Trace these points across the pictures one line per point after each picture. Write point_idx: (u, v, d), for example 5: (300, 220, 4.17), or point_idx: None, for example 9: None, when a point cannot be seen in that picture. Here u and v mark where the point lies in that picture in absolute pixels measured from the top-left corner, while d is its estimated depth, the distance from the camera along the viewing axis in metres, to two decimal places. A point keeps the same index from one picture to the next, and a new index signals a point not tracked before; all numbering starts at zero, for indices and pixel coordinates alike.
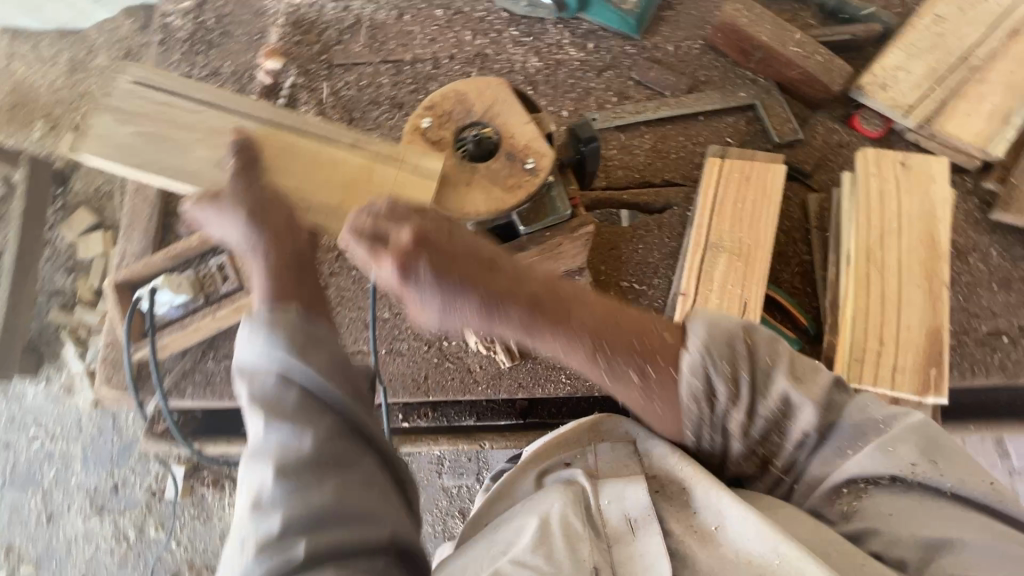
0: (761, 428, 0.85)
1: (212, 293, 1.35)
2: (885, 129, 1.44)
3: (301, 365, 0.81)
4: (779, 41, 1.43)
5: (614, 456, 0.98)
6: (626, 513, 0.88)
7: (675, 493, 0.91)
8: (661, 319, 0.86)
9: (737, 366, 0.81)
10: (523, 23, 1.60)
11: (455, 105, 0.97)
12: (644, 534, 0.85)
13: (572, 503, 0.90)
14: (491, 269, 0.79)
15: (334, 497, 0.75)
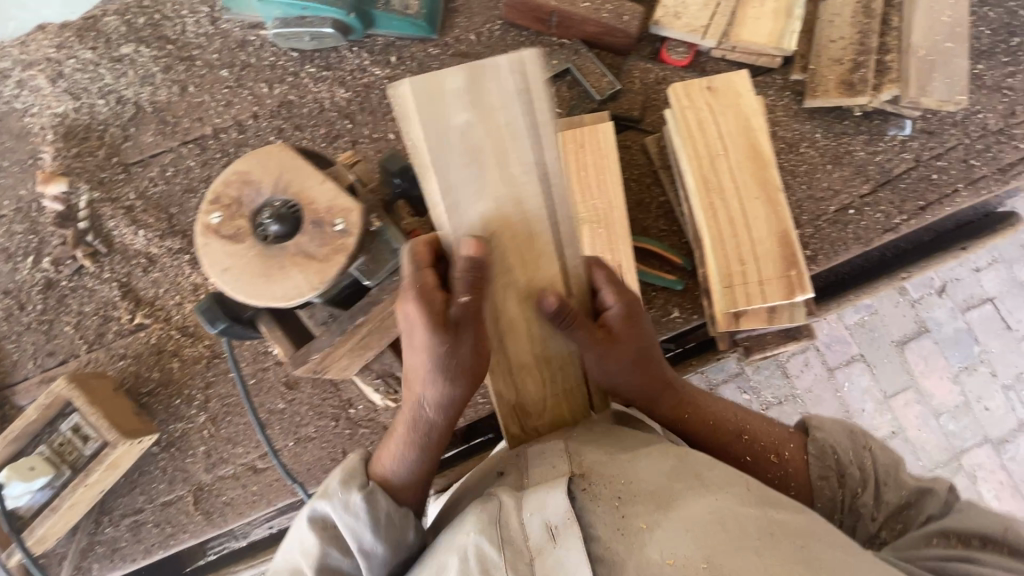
0: (867, 506, 0.98)
1: (76, 460, 1.20)
2: (692, 54, 1.47)
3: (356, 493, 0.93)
4: (567, 1, 1.42)
5: (541, 456, 0.92)
6: (546, 522, 0.79)
7: (604, 489, 0.84)
8: (784, 428, 1.10)
9: (858, 447, 1.02)
10: (317, 57, 1.50)
11: (240, 189, 0.89)
12: (562, 542, 0.77)
13: (488, 529, 0.80)
14: (626, 323, 0.94)
15: None
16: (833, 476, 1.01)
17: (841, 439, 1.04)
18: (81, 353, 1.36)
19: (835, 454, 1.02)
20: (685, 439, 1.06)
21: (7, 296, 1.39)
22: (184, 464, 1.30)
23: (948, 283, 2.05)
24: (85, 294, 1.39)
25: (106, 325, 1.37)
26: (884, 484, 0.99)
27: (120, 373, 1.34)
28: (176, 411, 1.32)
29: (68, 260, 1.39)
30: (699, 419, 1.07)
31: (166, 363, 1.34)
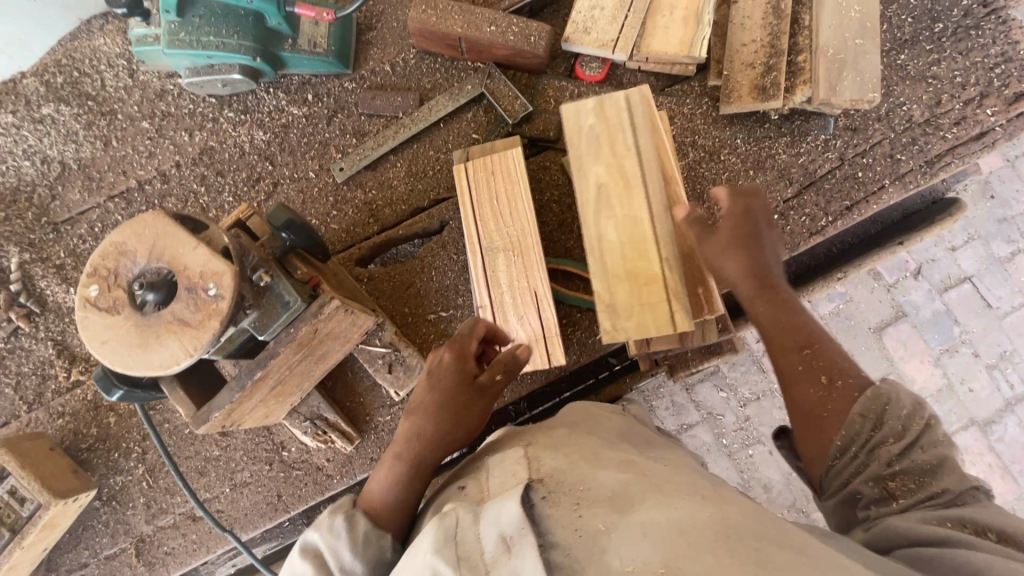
0: (888, 449, 0.85)
1: (14, 523, 1.21)
2: (607, 69, 1.45)
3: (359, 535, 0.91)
4: (473, 27, 1.40)
5: (503, 469, 0.86)
6: (501, 533, 0.66)
7: (559, 488, 0.74)
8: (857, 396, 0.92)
9: (890, 402, 0.89)
10: (235, 101, 1.51)
11: (116, 261, 0.90)
12: (517, 549, 0.63)
13: (445, 539, 0.70)
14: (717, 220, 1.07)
15: None
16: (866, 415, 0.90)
17: (908, 399, 0.89)
18: (22, 413, 1.39)
19: (882, 408, 0.89)
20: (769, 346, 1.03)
21: None
22: (124, 517, 1.32)
23: (924, 264, 1.89)
24: (22, 354, 1.42)
25: (44, 383, 1.40)
26: (923, 448, 0.85)
27: (59, 430, 1.37)
28: (114, 465, 1.34)
29: (3, 322, 1.42)
30: (773, 312, 1.01)
31: (102, 418, 1.36)
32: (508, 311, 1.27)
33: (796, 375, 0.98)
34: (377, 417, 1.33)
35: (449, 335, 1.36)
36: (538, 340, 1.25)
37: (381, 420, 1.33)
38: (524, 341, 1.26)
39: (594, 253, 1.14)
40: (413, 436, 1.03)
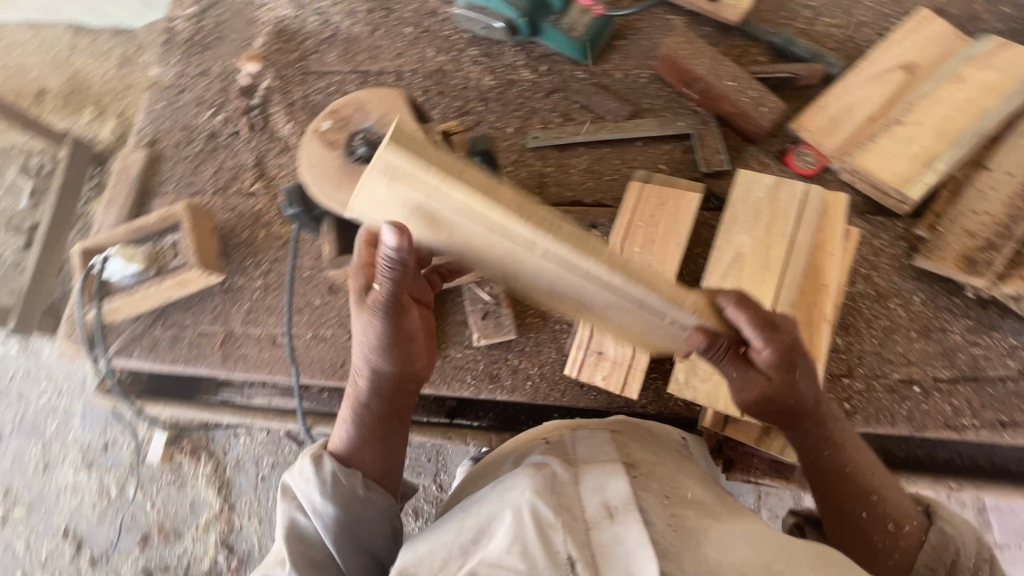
0: None
1: (163, 266, 1.49)
2: (819, 167, 1.44)
3: (333, 518, 1.05)
4: (716, 74, 1.47)
5: (592, 445, 1.08)
6: (607, 502, 0.89)
7: (652, 488, 0.97)
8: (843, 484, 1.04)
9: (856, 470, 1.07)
10: (484, 43, 1.70)
11: (354, 112, 1.08)
12: (622, 520, 0.85)
13: (546, 480, 0.94)
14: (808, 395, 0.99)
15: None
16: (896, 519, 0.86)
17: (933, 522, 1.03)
18: (206, 193, 1.67)
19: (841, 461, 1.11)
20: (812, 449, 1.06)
21: (185, 130, 1.75)
22: (229, 310, 1.55)
23: None
24: (231, 152, 1.70)
25: (232, 180, 1.67)
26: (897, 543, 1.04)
27: (223, 220, 1.63)
28: (244, 268, 1.57)
29: (234, 122, 1.73)
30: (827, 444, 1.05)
31: (257, 228, 1.61)
32: None
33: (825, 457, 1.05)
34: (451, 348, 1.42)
35: (546, 318, 1.42)
36: (622, 365, 1.28)
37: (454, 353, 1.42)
38: (608, 360, 1.29)
39: None
40: (385, 402, 1.14)
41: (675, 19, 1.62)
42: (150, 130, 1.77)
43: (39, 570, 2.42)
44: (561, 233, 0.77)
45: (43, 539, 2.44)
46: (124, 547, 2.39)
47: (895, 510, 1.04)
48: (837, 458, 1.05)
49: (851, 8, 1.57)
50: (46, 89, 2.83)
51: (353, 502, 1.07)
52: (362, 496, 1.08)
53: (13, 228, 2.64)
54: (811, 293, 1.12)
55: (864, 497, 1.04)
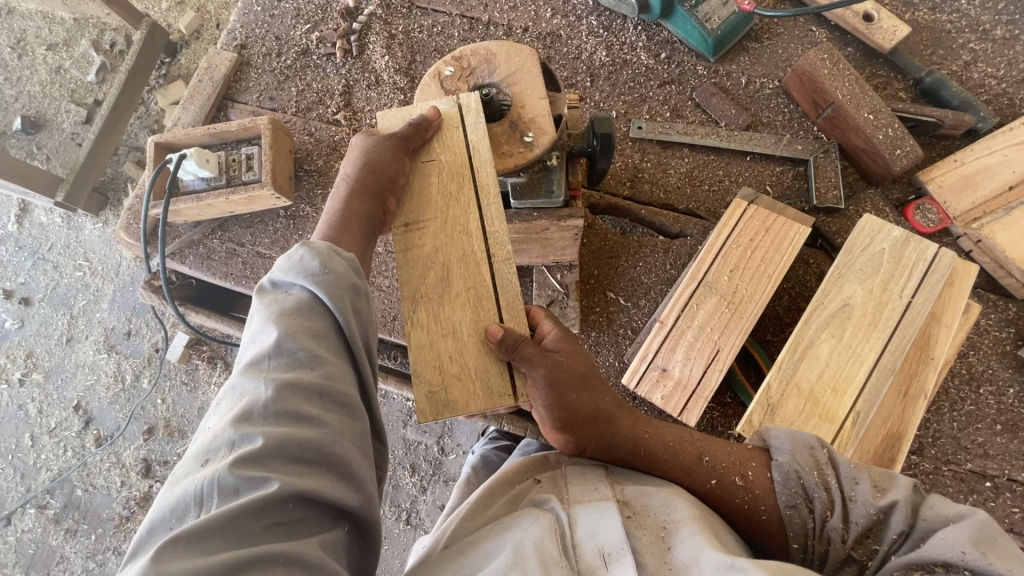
0: (837, 529, 0.79)
1: (234, 178, 1.44)
2: (939, 228, 1.32)
3: (311, 327, 0.76)
4: (854, 102, 1.33)
5: (584, 480, 0.88)
6: (601, 547, 0.75)
7: (648, 522, 0.80)
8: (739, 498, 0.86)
9: (800, 479, 0.85)
10: (605, 15, 1.58)
11: (481, 62, 0.99)
12: (620, 569, 0.71)
13: (549, 530, 0.77)
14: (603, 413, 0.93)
15: (309, 437, 0.68)
16: (802, 504, 0.84)
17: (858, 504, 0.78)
18: (287, 112, 1.61)
19: (799, 484, 0.85)
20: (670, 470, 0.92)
21: (277, 41, 1.67)
22: (290, 236, 1.51)
23: None
24: (320, 74, 1.63)
25: (316, 104, 1.61)
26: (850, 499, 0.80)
27: (300, 143, 1.57)
28: (312, 198, 1.53)
29: (329, 43, 1.64)
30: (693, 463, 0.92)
31: (332, 159, 1.55)
32: (681, 344, 1.23)
33: (708, 486, 0.89)
34: None
35: (610, 319, 1.36)
36: (684, 388, 1.20)
37: None
38: (671, 380, 1.21)
39: (794, 354, 1.04)
40: (353, 213, 0.91)
41: (819, 32, 1.49)
42: (242, 33, 1.69)
43: (45, 437, 2.47)
44: (435, 174, 0.96)
45: (54, 409, 2.49)
46: (128, 435, 2.41)
47: (766, 507, 0.86)
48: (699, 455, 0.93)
49: (1016, 61, 1.42)
50: None
51: (348, 294, 0.80)
52: (350, 299, 0.81)
53: (77, 99, 2.61)
54: (913, 364, 1.03)
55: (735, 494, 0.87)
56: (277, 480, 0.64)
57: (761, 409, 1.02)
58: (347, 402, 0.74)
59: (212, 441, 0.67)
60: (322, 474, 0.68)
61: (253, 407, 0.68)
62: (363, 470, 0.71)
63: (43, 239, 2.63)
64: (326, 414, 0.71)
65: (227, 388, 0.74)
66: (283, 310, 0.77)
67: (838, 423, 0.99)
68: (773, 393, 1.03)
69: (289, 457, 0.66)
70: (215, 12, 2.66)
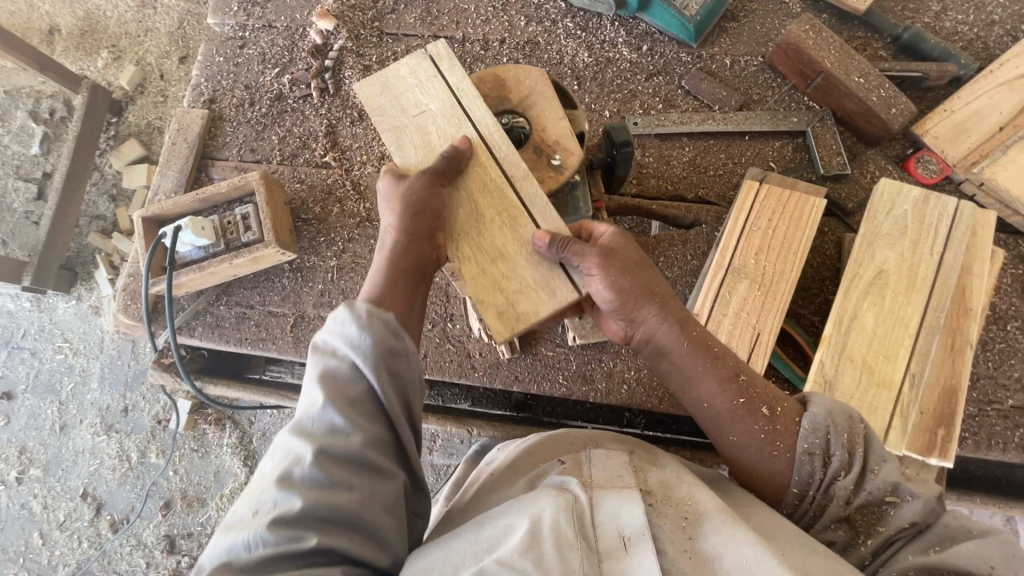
0: (846, 489, 0.81)
1: (232, 241, 1.37)
2: (941, 177, 1.36)
3: (348, 394, 0.75)
4: (843, 69, 1.35)
5: (608, 466, 0.86)
6: (622, 531, 0.73)
7: (670, 510, 0.79)
8: (763, 422, 0.87)
9: (827, 434, 0.84)
10: (579, 15, 1.57)
11: (493, 89, 0.97)
12: (640, 556, 0.71)
13: (570, 510, 0.74)
14: (658, 306, 0.93)
15: (347, 505, 0.68)
16: (820, 454, 0.83)
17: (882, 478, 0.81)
18: (272, 161, 1.55)
19: (824, 438, 0.84)
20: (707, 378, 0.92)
21: (247, 90, 1.61)
22: (300, 290, 1.45)
23: None
24: (299, 117, 1.57)
25: (301, 149, 1.55)
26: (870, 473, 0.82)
27: (293, 192, 1.51)
28: (316, 247, 1.47)
29: (303, 85, 1.58)
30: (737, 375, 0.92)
31: (329, 204, 1.50)
32: (721, 334, 1.23)
33: (739, 402, 0.90)
34: (541, 346, 1.36)
35: None
36: None
37: (545, 351, 1.35)
38: None
39: (840, 328, 1.05)
40: (397, 261, 0.87)
41: (792, 3, 1.51)
42: (208, 87, 1.62)
43: (56, 532, 2.35)
44: (430, 116, 0.95)
45: (60, 501, 2.36)
46: (146, 515, 2.31)
47: (782, 443, 0.86)
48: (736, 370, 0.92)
49: (982, 5, 1.46)
50: (58, 26, 2.58)
51: (381, 355, 0.78)
52: (386, 361, 0.78)
53: (24, 175, 2.47)
54: (954, 317, 1.06)
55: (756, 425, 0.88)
56: (314, 536, 0.66)
57: (820, 388, 1.03)
58: (381, 468, 0.73)
59: (256, 495, 0.69)
60: (354, 541, 0.69)
61: (295, 471, 0.69)
62: (392, 533, 0.72)
63: (15, 327, 2.48)
64: (361, 481, 0.71)
65: (278, 440, 0.75)
66: (325, 375, 0.76)
67: (895, 389, 1.01)
68: (828, 371, 1.04)
69: (325, 526, 0.67)
70: (156, 60, 2.51)
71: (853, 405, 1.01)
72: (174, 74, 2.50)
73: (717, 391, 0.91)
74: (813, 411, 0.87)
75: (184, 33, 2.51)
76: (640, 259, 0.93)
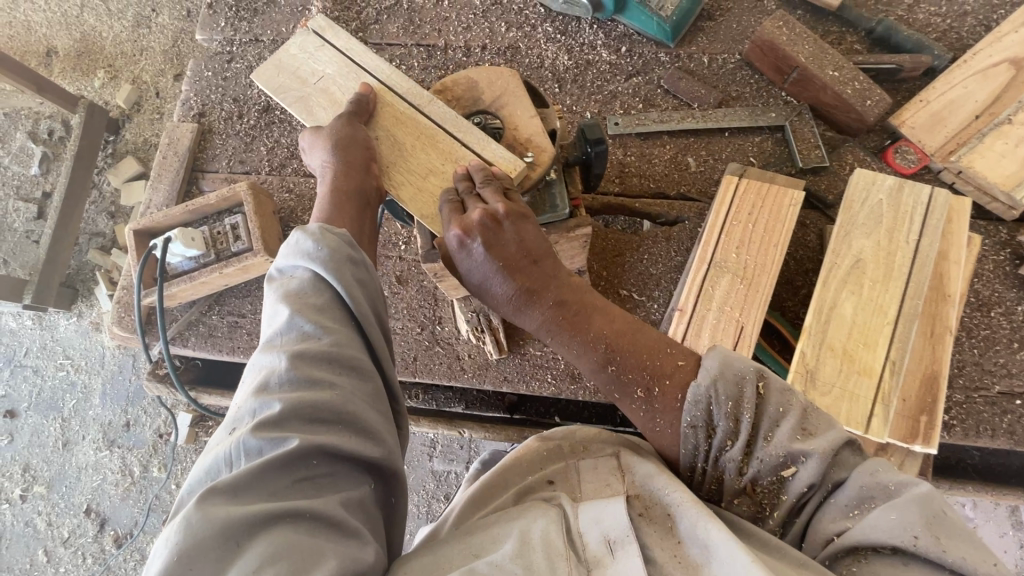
0: (734, 460, 0.79)
1: (222, 251, 1.40)
2: (920, 167, 1.37)
3: (314, 302, 0.79)
4: (817, 63, 1.37)
5: (597, 475, 0.87)
6: (606, 535, 0.75)
7: (656, 515, 0.78)
8: (636, 375, 0.87)
9: (708, 404, 0.80)
10: (559, 19, 1.59)
11: (465, 91, 1.00)
12: (625, 559, 0.71)
13: (557, 522, 0.77)
14: (532, 263, 0.89)
15: (324, 398, 0.71)
16: (703, 427, 0.81)
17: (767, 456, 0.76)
18: (262, 172, 1.57)
19: (706, 410, 0.80)
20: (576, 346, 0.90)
21: (236, 103, 1.64)
22: None
23: None
24: (287, 128, 1.60)
25: (289, 159, 1.57)
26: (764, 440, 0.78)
27: (282, 202, 1.54)
28: None
29: None
30: (613, 333, 0.89)
31: None
32: (705, 327, 1.24)
33: (613, 362, 0.88)
34: (529, 345, 1.37)
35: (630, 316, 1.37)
36: None
37: (532, 350, 1.37)
38: None
39: (820, 318, 1.06)
40: (341, 190, 0.91)
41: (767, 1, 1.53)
42: (197, 101, 1.65)
43: (60, 548, 2.37)
44: (339, 81, 1.04)
45: (64, 518, 2.38)
46: (149, 529, 2.32)
47: (664, 420, 0.85)
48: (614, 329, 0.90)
49: None
50: (54, 48, 2.63)
51: (347, 266, 0.82)
52: (350, 270, 0.83)
53: (24, 196, 2.51)
54: (931, 303, 1.07)
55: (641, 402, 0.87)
56: (297, 436, 0.67)
57: (801, 377, 1.03)
58: (357, 365, 0.77)
59: (238, 412, 0.72)
60: (342, 436, 0.71)
61: (269, 380, 0.73)
62: (378, 425, 0.75)
63: (16, 345, 2.51)
64: (339, 377, 0.75)
65: (250, 369, 0.78)
66: (289, 293, 0.80)
67: (876, 376, 1.01)
68: (809, 361, 1.04)
69: (309, 421, 0.70)
70: (151, 77, 2.55)
71: (835, 394, 1.02)
72: (170, 92, 2.54)
73: (593, 355, 0.89)
74: (697, 381, 0.81)
75: (178, 50, 2.55)
76: (492, 224, 0.87)
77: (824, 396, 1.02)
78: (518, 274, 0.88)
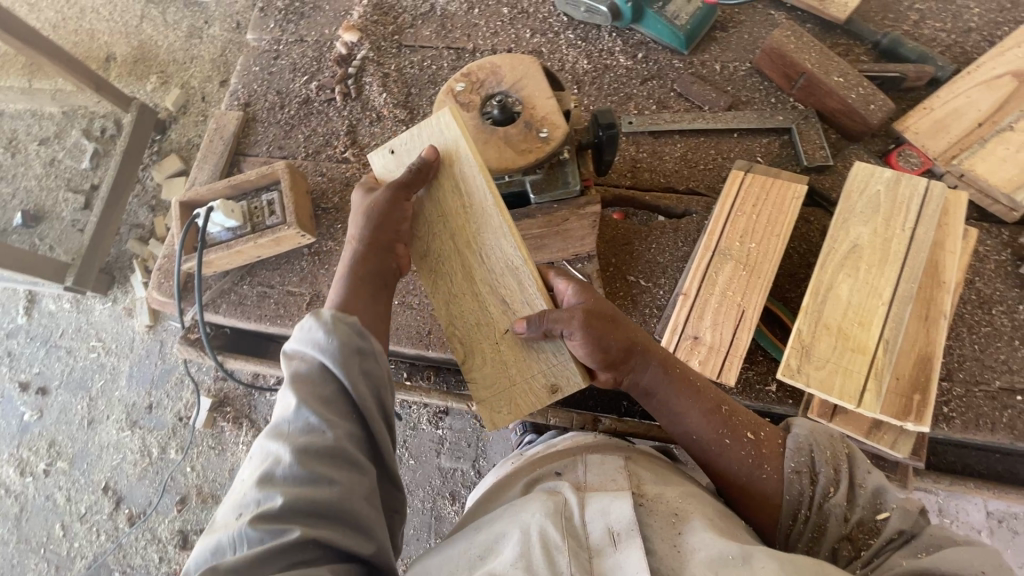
0: None
1: (258, 224, 1.51)
2: (923, 169, 1.42)
3: (321, 394, 0.83)
4: (824, 70, 1.45)
5: (603, 470, 0.94)
6: (609, 527, 0.81)
7: (660, 509, 0.86)
8: (735, 441, 0.95)
9: (810, 454, 0.93)
10: (580, 28, 1.71)
11: (488, 74, 1.09)
12: (626, 548, 0.78)
13: (559, 510, 0.84)
14: (641, 351, 0.98)
15: (305, 533, 0.73)
16: None
17: None
18: (298, 157, 1.70)
19: (808, 457, 0.93)
20: (687, 416, 0.98)
21: (278, 95, 1.78)
22: (317, 271, 1.57)
23: None
24: (323, 119, 1.73)
25: (324, 147, 1.70)
26: None
27: (315, 184, 1.66)
28: (333, 233, 1.60)
29: (328, 90, 1.75)
30: (713, 399, 1.00)
31: (346, 195, 1.63)
32: (708, 311, 1.29)
33: (721, 440, 0.96)
34: None
35: (636, 301, 1.42)
36: (718, 351, 1.26)
37: None
38: (705, 345, 1.27)
39: (817, 297, 1.11)
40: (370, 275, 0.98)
41: (777, 15, 1.63)
42: (244, 93, 1.80)
43: (76, 524, 2.42)
44: None
45: (81, 494, 2.44)
46: (162, 509, 2.35)
47: (771, 465, 0.93)
48: (719, 403, 0.99)
49: (959, 14, 1.55)
50: (113, 54, 2.85)
51: (354, 358, 0.86)
52: (357, 363, 0.86)
53: (74, 187, 2.68)
54: (925, 287, 1.11)
55: (745, 448, 0.94)
56: (293, 533, 0.73)
57: (797, 352, 1.08)
58: (355, 460, 0.81)
59: (241, 499, 0.77)
60: (332, 533, 0.75)
61: (268, 490, 0.76)
62: (372, 522, 0.80)
63: (54, 325, 2.64)
64: (337, 475, 0.78)
65: (258, 447, 0.83)
66: (299, 378, 0.84)
67: (871, 353, 1.05)
68: (806, 338, 1.09)
69: (303, 515, 0.74)
70: (199, 81, 2.75)
71: (829, 369, 1.06)
72: (215, 96, 2.72)
73: (692, 426, 0.98)
74: (795, 432, 0.96)
75: (225, 59, 2.75)
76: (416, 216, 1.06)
77: (820, 371, 1.06)
78: (636, 351, 0.98)
